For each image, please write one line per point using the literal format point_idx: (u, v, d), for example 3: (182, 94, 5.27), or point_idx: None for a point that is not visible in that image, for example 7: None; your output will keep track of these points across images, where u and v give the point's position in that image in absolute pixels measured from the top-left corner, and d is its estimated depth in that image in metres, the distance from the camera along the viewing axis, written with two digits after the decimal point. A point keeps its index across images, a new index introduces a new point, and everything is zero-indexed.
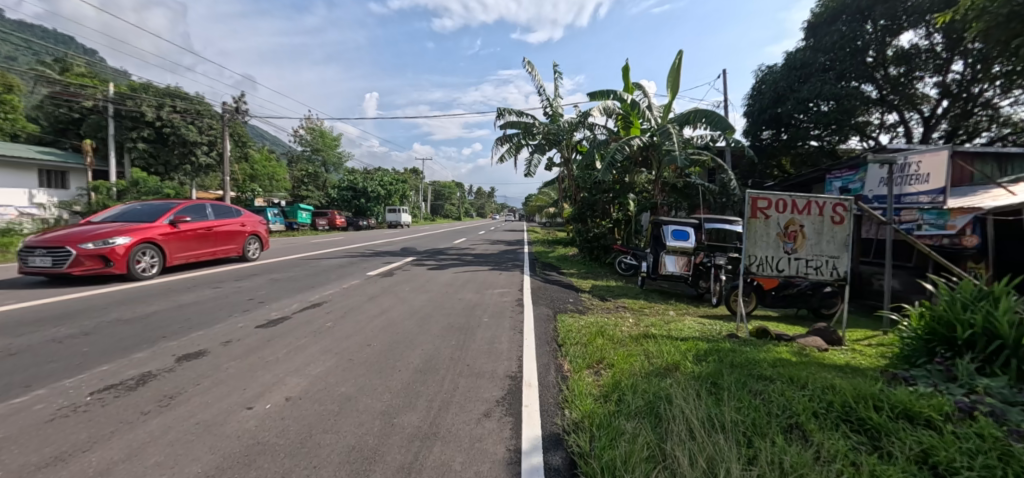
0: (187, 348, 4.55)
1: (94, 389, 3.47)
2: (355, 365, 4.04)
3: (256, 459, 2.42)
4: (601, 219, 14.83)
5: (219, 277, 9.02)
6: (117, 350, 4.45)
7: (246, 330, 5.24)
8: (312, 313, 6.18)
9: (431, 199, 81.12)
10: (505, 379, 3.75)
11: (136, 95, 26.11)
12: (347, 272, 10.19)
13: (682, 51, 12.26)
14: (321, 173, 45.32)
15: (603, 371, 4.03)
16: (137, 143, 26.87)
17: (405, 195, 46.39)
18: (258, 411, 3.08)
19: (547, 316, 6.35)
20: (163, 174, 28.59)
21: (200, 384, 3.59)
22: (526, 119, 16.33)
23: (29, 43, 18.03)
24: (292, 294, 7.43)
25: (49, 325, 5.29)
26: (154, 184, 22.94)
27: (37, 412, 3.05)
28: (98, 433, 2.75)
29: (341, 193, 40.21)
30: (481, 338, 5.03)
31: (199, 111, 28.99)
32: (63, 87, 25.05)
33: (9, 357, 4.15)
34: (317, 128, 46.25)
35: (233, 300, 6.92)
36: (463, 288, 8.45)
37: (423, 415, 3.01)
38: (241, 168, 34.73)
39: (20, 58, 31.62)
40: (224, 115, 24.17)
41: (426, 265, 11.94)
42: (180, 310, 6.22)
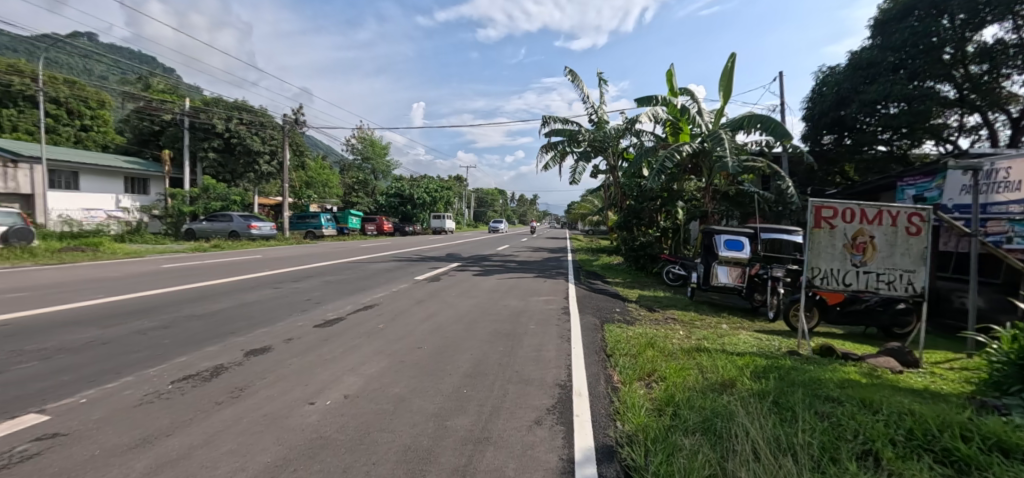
0: (253, 344, 4.87)
1: (174, 378, 3.79)
2: (408, 367, 4.16)
3: (320, 452, 2.56)
4: (648, 227, 14.39)
5: (279, 278, 9.62)
6: (191, 343, 4.84)
7: (305, 329, 5.55)
8: (365, 314, 6.45)
9: (473, 206, 82.47)
10: (554, 387, 3.73)
11: (208, 109, 28.82)
12: (395, 276, 10.55)
13: (735, 54, 11.84)
14: (372, 180, 47.27)
15: (655, 384, 3.91)
16: (208, 153, 29.45)
17: (450, 202, 47.36)
18: (320, 406, 3.25)
19: (593, 325, 6.25)
20: (230, 181, 30.93)
21: (266, 378, 3.82)
22: (571, 126, 16.28)
23: (118, 63, 20.07)
24: (345, 296, 7.79)
25: (134, 318, 5.84)
26: (222, 191, 25.26)
27: (126, 397, 3.36)
28: (179, 419, 3.00)
29: (389, 200, 42.04)
30: (528, 345, 5.04)
31: (262, 122, 31.18)
32: (146, 102, 29.02)
33: (102, 346, 4.62)
34: (368, 137, 48.45)
35: (292, 300, 7.33)
36: (508, 294, 8.50)
37: (475, 419, 3.05)
38: (297, 175, 37.06)
39: (113, 78, 35.47)
40: (285, 126, 25.77)
41: (470, 270, 12.15)
42: (245, 308, 6.65)
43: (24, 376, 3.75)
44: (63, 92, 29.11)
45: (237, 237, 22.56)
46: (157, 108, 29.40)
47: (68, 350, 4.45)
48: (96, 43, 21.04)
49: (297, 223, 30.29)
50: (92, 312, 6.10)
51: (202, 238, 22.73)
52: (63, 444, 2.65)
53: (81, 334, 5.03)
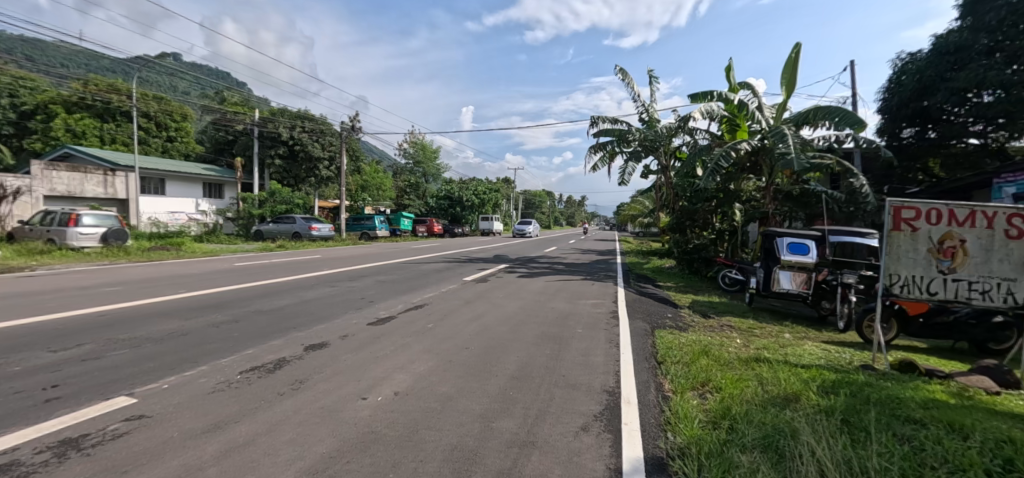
0: (312, 339, 5.15)
1: (243, 369, 4.08)
2: (456, 367, 4.23)
3: (371, 446, 2.64)
4: (702, 229, 13.91)
5: (336, 277, 10.13)
6: (257, 337, 5.20)
7: (359, 326, 5.81)
8: (415, 314, 6.63)
9: (521, 208, 82.81)
10: (602, 393, 3.64)
11: (274, 118, 31.08)
12: (444, 276, 10.79)
13: (799, 44, 11.10)
14: (422, 183, 48.78)
15: (709, 395, 3.71)
16: (275, 159, 31.70)
17: (498, 204, 47.80)
18: (371, 402, 3.37)
19: (643, 331, 6.04)
20: (293, 185, 33.08)
21: (323, 373, 4.03)
22: (620, 126, 15.92)
23: (198, 79, 22.05)
24: (396, 295, 8.07)
25: (209, 312, 6.37)
26: (286, 195, 27.04)
27: (201, 384, 3.67)
28: (246, 407, 3.23)
29: (439, 202, 43.24)
30: (575, 349, 4.96)
31: (322, 129, 33.10)
32: (222, 114, 32.16)
33: (182, 337, 5.08)
34: (419, 142, 49.99)
35: (348, 298, 7.70)
36: (555, 297, 8.42)
37: (520, 422, 3.03)
38: (354, 179, 38.98)
39: (194, 93, 39.08)
40: (343, 132, 27.18)
41: (517, 272, 12.17)
42: (305, 305, 7.07)
43: (119, 361, 4.20)
44: (154, 107, 32.44)
45: (299, 239, 24.07)
46: (231, 119, 32.02)
47: (153, 340, 4.91)
48: (180, 62, 23.19)
49: (353, 224, 31.80)
50: (174, 305, 6.73)
51: (269, 238, 24.55)
52: (147, 425, 2.94)
53: (166, 325, 5.56)
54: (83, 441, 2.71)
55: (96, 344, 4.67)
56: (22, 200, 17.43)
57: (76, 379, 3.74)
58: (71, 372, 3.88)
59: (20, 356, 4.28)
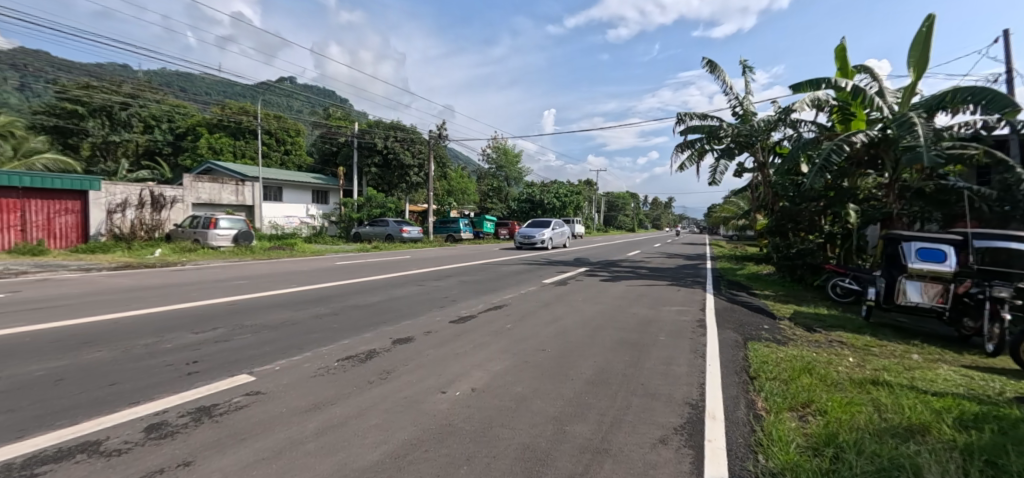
0: (400, 334, 5.54)
1: (340, 357, 4.53)
2: (531, 368, 4.26)
3: (448, 438, 2.77)
4: (808, 232, 12.31)
5: (423, 277, 10.77)
6: (353, 329, 5.72)
7: (442, 323, 6.11)
8: (494, 314, 6.82)
9: (603, 210, 81.11)
10: (684, 406, 3.43)
11: (371, 130, 34.09)
12: (523, 278, 10.93)
13: (931, 17, 9.56)
14: (504, 187, 49.96)
15: (812, 417, 3.30)
16: (371, 168, 34.70)
17: (579, 206, 47.23)
18: (450, 396, 3.53)
19: (734, 342, 5.56)
20: (387, 191, 35.89)
21: (408, 365, 4.32)
22: (710, 122, 14.87)
23: (308, 99, 24.85)
24: (477, 295, 8.37)
25: (314, 305, 7.15)
26: (381, 200, 29.46)
27: (306, 368, 4.14)
28: (340, 392, 3.57)
29: (520, 205, 44.04)
30: (656, 358, 4.73)
31: (412, 138, 35.52)
32: (329, 130, 36.00)
33: (293, 326, 5.78)
34: (502, 146, 51.24)
35: (433, 297, 8.15)
36: (636, 302, 8.10)
37: (594, 428, 2.97)
38: (441, 184, 41.20)
39: (307, 111, 44.18)
40: (430, 140, 28.89)
41: (597, 276, 11.93)
42: (395, 301, 7.63)
43: (244, 344, 4.90)
44: (274, 125, 37.22)
45: (392, 240, 26.00)
46: (336, 133, 35.70)
47: (270, 328, 5.64)
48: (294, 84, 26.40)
49: (440, 227, 33.45)
50: (287, 298, 7.68)
51: (366, 240, 26.69)
52: (263, 400, 3.40)
53: (280, 315, 6.36)
54: (214, 409, 3.22)
55: (228, 329, 5.49)
56: (176, 206, 21.04)
57: (213, 357, 4.44)
58: (209, 352, 4.61)
59: (172, 335, 5.19)
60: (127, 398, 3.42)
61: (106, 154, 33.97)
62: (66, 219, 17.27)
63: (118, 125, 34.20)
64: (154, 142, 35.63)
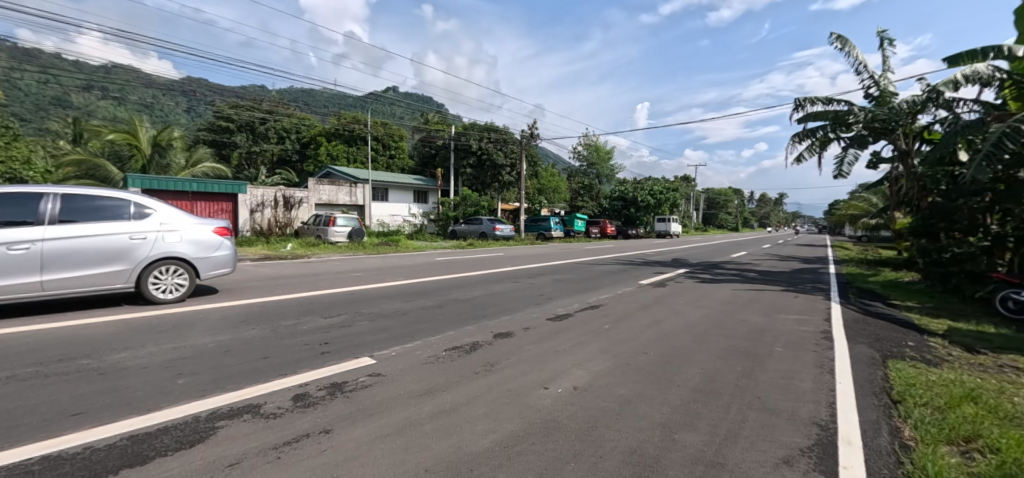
0: (500, 328, 5.75)
1: (447, 347, 4.85)
2: (633, 371, 4.15)
3: (553, 433, 2.83)
4: (968, 233, 10.26)
5: (517, 274, 11.03)
6: (456, 321, 6.09)
7: (539, 320, 6.22)
8: (590, 313, 6.74)
9: (702, 207, 75.80)
10: (811, 426, 3.09)
11: (466, 133, 35.94)
12: (618, 279, 10.65)
13: None
14: (595, 185, 49.17)
15: (981, 456, 2.76)
16: (466, 169, 36.49)
17: (676, 204, 44.68)
18: (553, 392, 3.59)
19: (870, 359, 4.85)
20: (481, 191, 37.50)
21: (509, 359, 4.47)
22: (837, 107, 13.07)
23: (409, 105, 26.77)
24: (572, 294, 8.36)
25: (420, 297, 7.73)
26: (475, 199, 30.84)
27: (419, 355, 4.51)
28: (451, 379, 3.83)
29: (613, 203, 43.03)
30: (774, 370, 4.31)
31: (505, 139, 36.66)
32: (429, 134, 38.54)
33: (403, 315, 6.32)
34: (593, 143, 50.31)
35: (528, 294, 8.32)
36: (746, 308, 7.44)
37: (706, 439, 2.82)
38: (532, 183, 41.87)
39: (409, 117, 47.70)
40: (523, 140, 29.46)
41: (699, 278, 11.17)
42: (493, 297, 7.93)
43: (364, 330, 5.48)
44: (381, 132, 40.72)
45: (485, 238, 27.09)
46: (435, 136, 38.05)
47: (384, 316, 6.23)
48: (399, 93, 28.68)
49: (531, 226, 33.74)
50: (396, 290, 8.40)
51: (461, 237, 28.19)
52: (385, 381, 3.79)
53: (393, 305, 6.98)
54: (344, 385, 3.65)
55: (350, 316, 6.17)
56: (303, 206, 24.05)
57: (340, 340, 5.04)
58: (337, 335, 5.22)
59: (308, 319, 5.98)
60: (279, 370, 4.04)
61: (249, 163, 40.01)
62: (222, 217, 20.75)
63: (259, 138, 40.14)
64: (285, 151, 41.10)
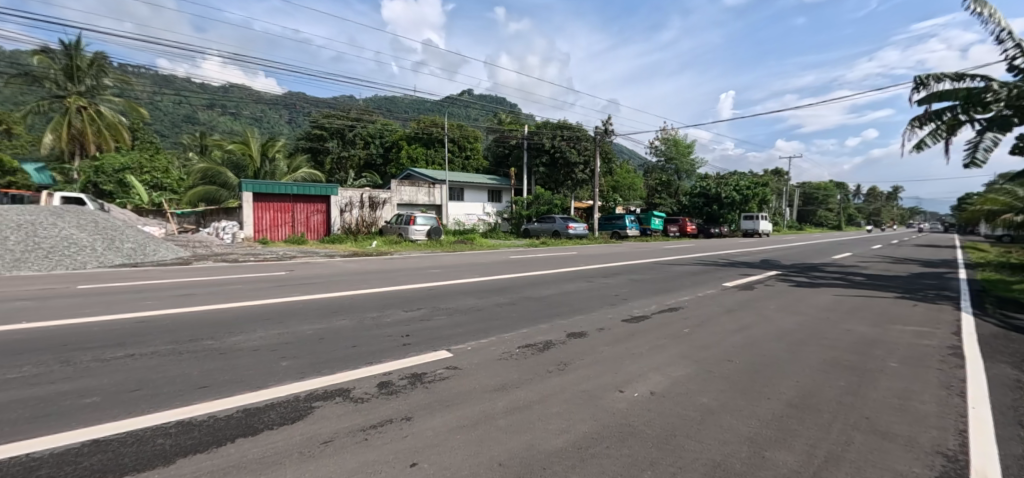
0: (574, 327, 5.71)
1: (521, 344, 4.91)
2: (717, 379, 3.89)
3: (629, 438, 2.74)
4: None
5: (591, 273, 10.86)
6: (530, 318, 6.16)
7: (614, 321, 6.08)
8: (669, 316, 6.44)
9: (797, 204, 68.71)
10: (934, 455, 2.66)
11: (539, 131, 36.02)
12: (700, 280, 10.04)
13: None
14: (674, 181, 46.68)
15: None
16: (539, 168, 36.65)
17: (767, 200, 40.93)
18: (628, 396, 3.48)
19: (1015, 383, 4.06)
20: (554, 189, 37.41)
21: (583, 359, 4.42)
22: (971, 83, 11.11)
23: (483, 106, 27.42)
24: (649, 295, 8.04)
25: (494, 294, 7.93)
26: (548, 197, 30.83)
27: (494, 351, 4.63)
28: (524, 376, 3.87)
29: (693, 200, 40.71)
30: (888, 388, 3.78)
31: (578, 136, 36.22)
32: (503, 134, 39.23)
33: (478, 311, 6.52)
34: (672, 137, 47.61)
35: (602, 294, 8.15)
36: (852, 317, 6.61)
37: (802, 459, 2.55)
38: (606, 180, 40.91)
39: (483, 119, 48.96)
40: (597, 137, 28.85)
41: (793, 281, 10.17)
42: (566, 296, 7.90)
43: (443, 324, 5.74)
44: (457, 134, 42.26)
45: (558, 236, 27.05)
46: (508, 136, 38.66)
47: (461, 311, 6.48)
48: (473, 95, 29.54)
49: (605, 224, 33.00)
50: (471, 286, 8.69)
51: (535, 236, 28.35)
52: (461, 374, 3.94)
53: (468, 301, 7.24)
54: (424, 376, 3.85)
55: (429, 310, 6.51)
56: (387, 206, 25.75)
57: (421, 332, 5.33)
58: (418, 328, 5.54)
59: (392, 311, 6.43)
60: (367, 358, 4.38)
61: (340, 167, 43.72)
62: (317, 217, 22.92)
63: (348, 143, 43.74)
64: (371, 156, 44.28)
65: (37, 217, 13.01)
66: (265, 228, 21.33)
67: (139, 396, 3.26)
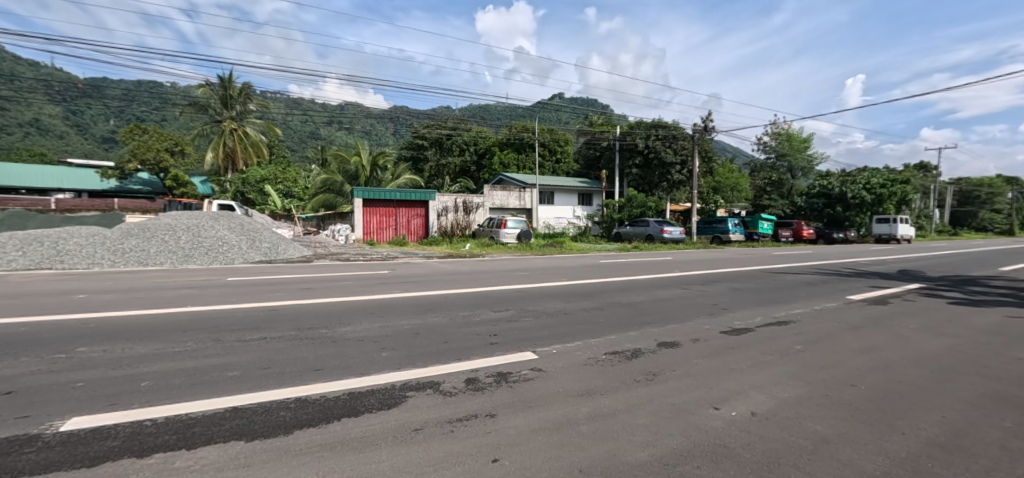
0: (666, 337, 5.40)
1: (607, 350, 4.78)
2: (834, 405, 3.39)
3: (723, 460, 2.51)
4: None
5: (687, 280, 10.18)
6: (618, 325, 5.96)
7: (712, 332, 5.62)
8: (777, 330, 5.78)
9: (951, 203, 57.22)
10: None
11: (632, 132, 34.81)
12: (817, 291, 8.85)
13: None
14: (787, 180, 41.83)
15: None
16: (632, 169, 35.42)
17: (909, 200, 34.66)
18: (725, 415, 3.19)
19: None
20: (648, 191, 35.88)
21: (675, 371, 4.16)
22: None
23: (573, 109, 27.21)
24: (753, 306, 7.30)
25: (581, 298, 7.82)
26: (641, 199, 29.66)
27: (579, 356, 4.56)
28: (610, 384, 3.75)
29: (811, 201, 36.15)
30: None
31: (674, 134, 34.25)
32: (594, 136, 38.61)
33: (564, 315, 6.49)
34: (784, 132, 42.54)
35: (699, 302, 7.59)
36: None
37: None
38: (706, 181, 38.09)
39: (574, 121, 48.65)
40: (695, 134, 27.00)
41: (944, 296, 8.49)
42: (658, 303, 7.52)
43: (529, 326, 5.82)
44: (547, 138, 42.64)
45: (651, 241, 25.83)
46: (599, 138, 37.97)
47: (547, 314, 6.51)
48: (563, 99, 29.50)
49: (704, 227, 30.68)
50: (558, 289, 8.69)
51: (626, 240, 27.47)
52: (545, 376, 3.95)
53: (555, 304, 7.24)
54: (509, 376, 3.94)
55: (516, 312, 6.64)
56: (480, 210, 26.84)
57: (507, 332, 5.46)
58: (505, 328, 5.68)
59: (482, 311, 6.69)
60: (456, 354, 4.61)
61: (438, 174, 46.62)
62: (418, 221, 24.70)
63: (446, 151, 46.53)
64: (466, 162, 46.55)
65: (201, 220, 15.90)
66: (373, 230, 23.53)
67: (268, 373, 3.80)
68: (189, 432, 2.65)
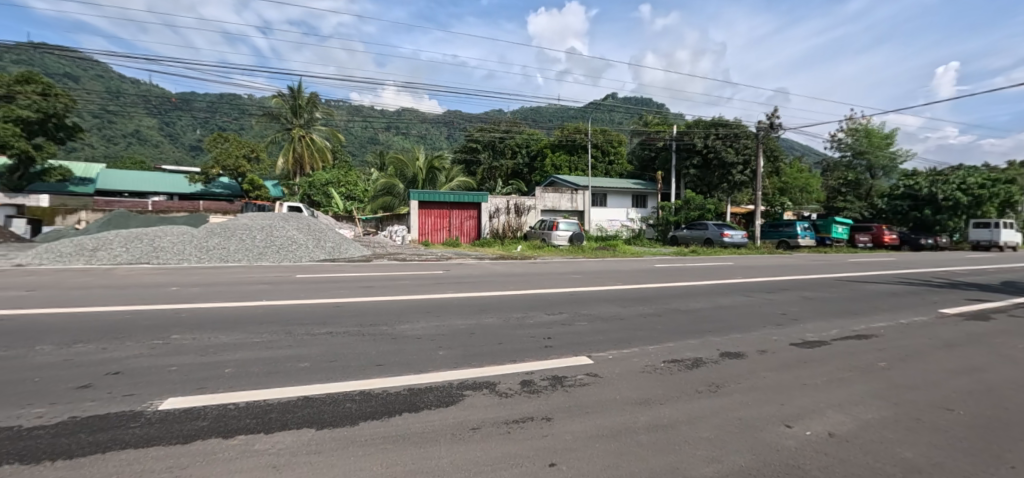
0: (729, 346, 5.11)
1: (666, 358, 4.61)
2: (927, 431, 3.05)
3: None
4: None
5: (752, 287, 9.60)
6: (676, 332, 5.73)
7: (781, 344, 5.25)
8: (857, 344, 5.30)
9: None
10: None
11: (690, 131, 33.41)
12: (904, 303, 8.01)
13: None
14: (865, 180, 38.27)
15: None
16: (690, 170, 34.02)
17: (1018, 202, 30.46)
18: (799, 434, 2.97)
19: None
20: (707, 193, 34.28)
21: (740, 383, 3.93)
22: None
23: (627, 108, 26.53)
24: (828, 317, 6.74)
25: (637, 303, 7.60)
26: (700, 201, 28.43)
27: (635, 363, 4.43)
28: (669, 394, 3.61)
29: (895, 203, 32.83)
30: None
31: (736, 133, 32.45)
32: (649, 136, 37.46)
33: (619, 320, 6.34)
34: (862, 127, 38.62)
35: (765, 311, 7.13)
36: None
37: None
38: (771, 182, 35.74)
39: (628, 122, 47.47)
40: (760, 133, 25.42)
41: None
42: (720, 310, 7.15)
43: (584, 330, 5.74)
44: (600, 139, 41.96)
45: (710, 245, 24.66)
46: (655, 138, 36.81)
47: (601, 319, 6.39)
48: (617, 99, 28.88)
49: (769, 231, 28.80)
50: (612, 293, 8.52)
51: (683, 243, 26.45)
52: (601, 382, 3.87)
53: (610, 309, 7.10)
54: (564, 380, 3.91)
55: (570, 315, 6.57)
56: (532, 212, 26.90)
57: (561, 336, 5.42)
58: (558, 331, 5.64)
59: (535, 313, 6.69)
60: (511, 356, 4.64)
61: (490, 176, 47.28)
62: (470, 222, 25.20)
63: (498, 153, 47.11)
64: (517, 165, 46.85)
65: (273, 221, 17.20)
66: (428, 231, 24.29)
67: (336, 366, 4.03)
68: (267, 417, 2.87)
